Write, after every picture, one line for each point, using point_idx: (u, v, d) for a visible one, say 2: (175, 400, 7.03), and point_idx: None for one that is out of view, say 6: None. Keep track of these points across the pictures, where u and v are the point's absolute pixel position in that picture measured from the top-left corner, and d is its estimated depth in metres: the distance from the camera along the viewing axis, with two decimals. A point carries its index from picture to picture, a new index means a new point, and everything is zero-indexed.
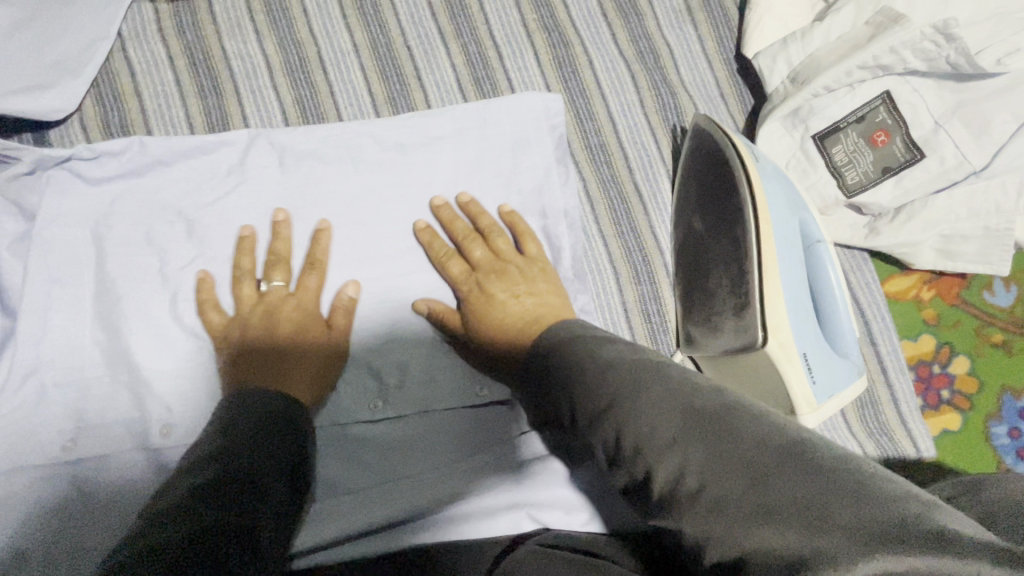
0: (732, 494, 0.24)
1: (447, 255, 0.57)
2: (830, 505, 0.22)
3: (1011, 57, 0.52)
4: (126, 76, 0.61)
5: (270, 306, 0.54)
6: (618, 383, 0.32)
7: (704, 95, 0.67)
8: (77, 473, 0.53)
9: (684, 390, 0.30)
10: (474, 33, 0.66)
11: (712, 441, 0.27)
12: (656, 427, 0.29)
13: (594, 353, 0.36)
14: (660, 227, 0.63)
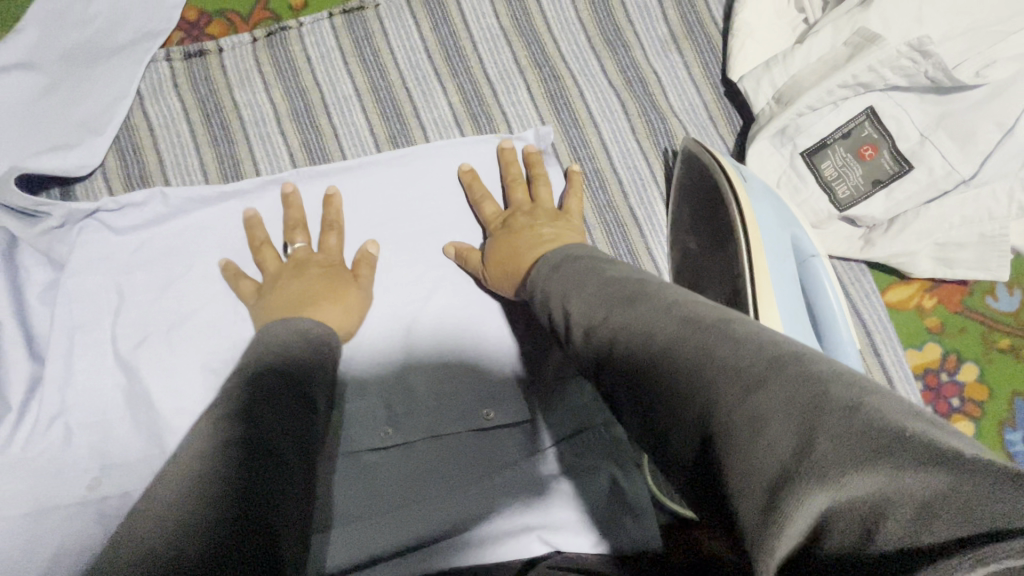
0: (729, 418, 0.25)
1: (482, 197, 0.61)
2: (824, 417, 0.22)
3: (989, 69, 0.53)
4: (145, 131, 0.66)
5: (305, 264, 0.57)
6: (623, 326, 0.34)
7: (694, 118, 0.69)
8: (103, 510, 0.55)
9: (683, 323, 0.31)
10: (469, 72, 0.70)
11: (713, 370, 0.27)
12: (660, 352, 0.30)
13: (600, 296, 0.38)
14: (657, 247, 0.65)
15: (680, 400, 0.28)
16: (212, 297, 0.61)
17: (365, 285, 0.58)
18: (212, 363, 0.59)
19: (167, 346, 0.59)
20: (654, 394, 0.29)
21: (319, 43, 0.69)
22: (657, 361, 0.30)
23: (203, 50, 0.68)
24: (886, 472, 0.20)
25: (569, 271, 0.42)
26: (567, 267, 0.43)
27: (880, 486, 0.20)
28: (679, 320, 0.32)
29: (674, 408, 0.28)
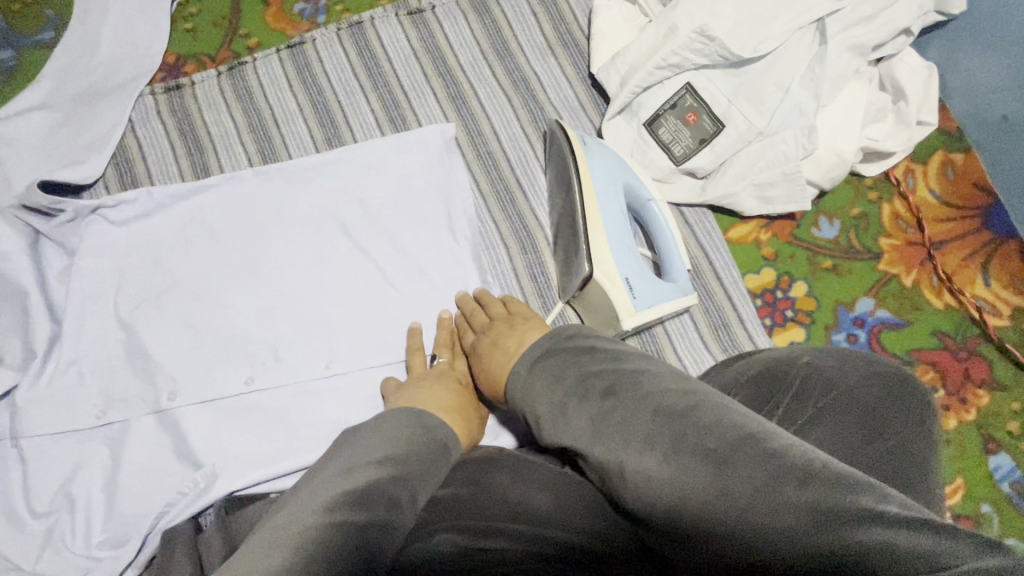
0: (728, 495, 0.38)
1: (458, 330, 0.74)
2: (787, 484, 0.36)
3: (764, 44, 0.69)
4: (136, 149, 0.84)
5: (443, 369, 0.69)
6: (615, 431, 0.46)
7: (567, 106, 0.86)
8: (111, 432, 0.72)
9: (664, 416, 0.44)
10: (387, 85, 0.88)
11: (699, 456, 0.40)
12: (658, 456, 0.42)
13: (585, 407, 0.49)
14: (540, 209, 0.82)
15: (682, 488, 0.40)
16: (190, 269, 0.78)
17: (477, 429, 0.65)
18: (191, 319, 0.76)
19: (156, 310, 0.76)
20: (659, 483, 0.41)
21: (269, 73, 0.88)
22: (658, 462, 0.42)
23: (180, 85, 0.87)
24: (836, 520, 0.33)
25: (545, 365, 0.55)
26: (549, 366, 0.54)
27: (837, 528, 0.33)
28: (661, 415, 0.44)
29: (673, 494, 0.40)
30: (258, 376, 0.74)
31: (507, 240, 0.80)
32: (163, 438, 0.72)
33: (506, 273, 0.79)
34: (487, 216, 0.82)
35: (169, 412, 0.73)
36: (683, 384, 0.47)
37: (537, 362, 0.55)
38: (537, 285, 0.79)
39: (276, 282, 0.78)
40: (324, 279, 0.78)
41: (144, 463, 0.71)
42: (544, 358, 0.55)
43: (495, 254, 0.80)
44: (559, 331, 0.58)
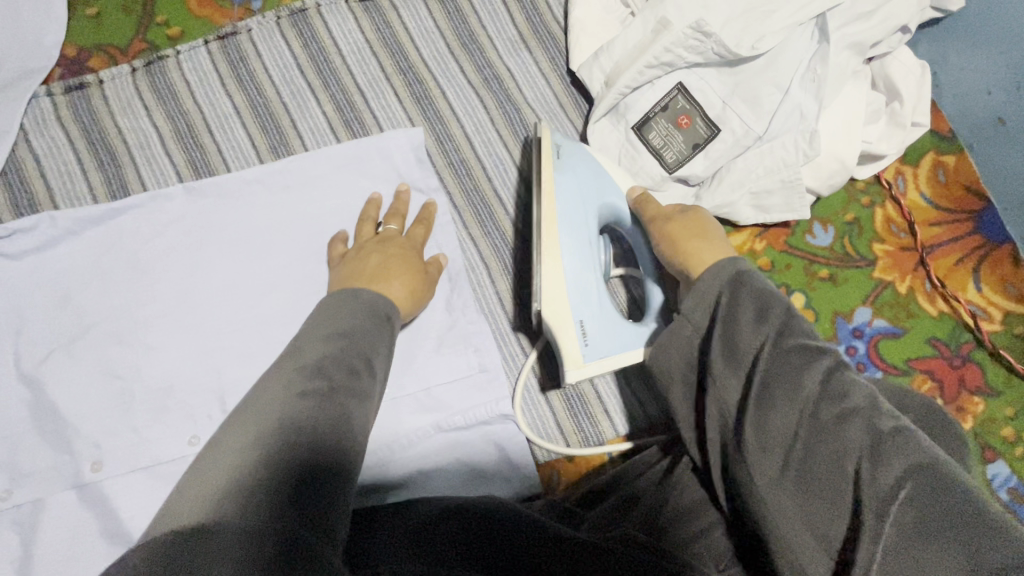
0: (873, 480, 0.34)
1: (385, 218, 0.67)
2: (941, 499, 0.32)
3: (761, 42, 0.64)
4: (31, 163, 0.70)
5: (387, 240, 0.63)
6: (780, 377, 0.40)
7: (545, 106, 0.78)
8: (18, 516, 0.59)
9: (847, 389, 0.38)
10: (340, 82, 0.76)
11: (861, 439, 0.35)
12: (820, 410, 0.37)
13: (774, 345, 0.41)
14: (520, 222, 0.73)
15: (805, 442, 0.37)
16: (110, 309, 0.65)
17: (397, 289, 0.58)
18: (115, 369, 0.63)
19: (67, 361, 0.63)
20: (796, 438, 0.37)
21: (196, 68, 0.75)
22: (817, 416, 0.37)
23: (84, 83, 0.73)
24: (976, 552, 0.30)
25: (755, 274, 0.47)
26: (745, 287, 0.46)
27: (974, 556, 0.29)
28: (834, 388, 0.38)
29: (804, 454, 0.37)
30: (205, 434, 0.63)
31: (487, 258, 0.72)
32: (86, 518, 0.60)
33: (489, 297, 0.71)
34: (464, 232, 0.72)
35: (95, 485, 0.61)
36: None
37: (740, 274, 0.47)
38: (523, 310, 0.71)
39: (218, 318, 0.66)
40: (277, 313, 0.67)
41: (63, 551, 0.59)
42: (746, 273, 0.47)
43: (476, 276, 0.71)
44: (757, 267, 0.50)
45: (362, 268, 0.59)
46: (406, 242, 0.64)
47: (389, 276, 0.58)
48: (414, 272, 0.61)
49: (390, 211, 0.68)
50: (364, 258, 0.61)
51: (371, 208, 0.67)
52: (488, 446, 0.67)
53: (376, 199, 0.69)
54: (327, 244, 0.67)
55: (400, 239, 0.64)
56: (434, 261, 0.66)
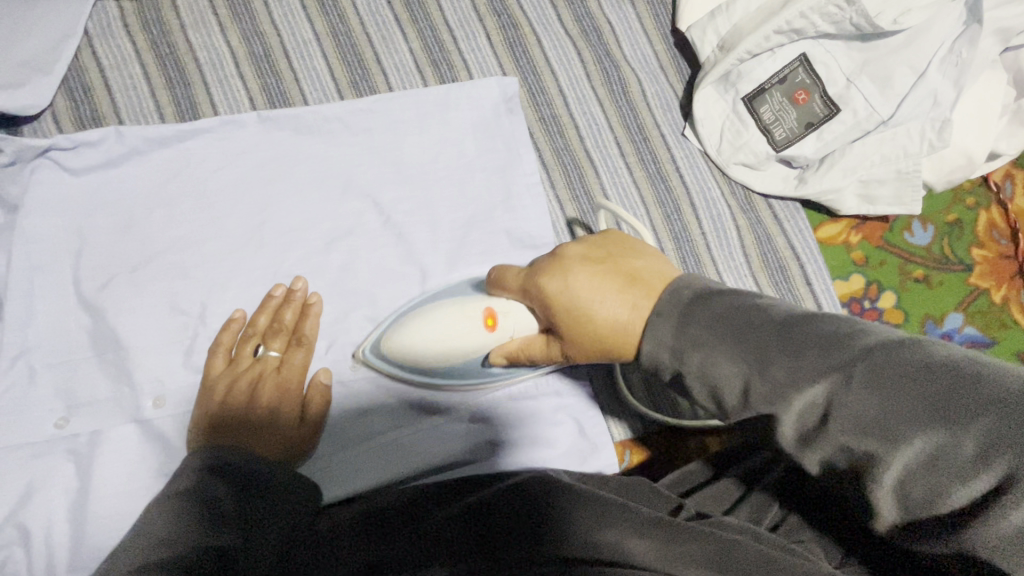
0: (980, 477, 0.27)
1: (268, 331, 0.59)
2: None
3: (905, 16, 0.60)
4: (95, 73, 0.64)
5: (261, 372, 0.58)
6: (836, 395, 0.31)
7: (646, 67, 0.72)
8: (73, 447, 0.56)
9: (876, 390, 0.30)
10: (428, 18, 0.71)
11: (940, 435, 0.28)
12: (885, 423, 0.29)
13: (801, 364, 0.32)
14: (609, 189, 0.69)
15: (907, 461, 0.29)
16: (175, 239, 0.61)
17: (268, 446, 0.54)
18: (181, 303, 0.60)
19: (130, 290, 0.59)
20: (887, 466, 0.29)
21: None
22: (885, 432, 0.29)
23: None
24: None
25: (697, 334, 0.36)
26: (699, 321, 0.37)
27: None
28: (891, 384, 0.30)
29: (909, 476, 0.29)
30: None
31: (573, 224, 0.68)
32: (142, 456, 0.57)
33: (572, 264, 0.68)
34: (551, 193, 0.68)
35: (153, 422, 0.58)
36: (886, 345, 0.31)
37: (683, 327, 0.37)
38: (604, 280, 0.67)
39: (289, 259, 0.63)
40: (352, 260, 0.64)
41: (116, 488, 0.56)
42: (695, 312, 0.37)
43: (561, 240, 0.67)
44: (700, 291, 0.39)
45: (230, 417, 0.54)
46: (287, 381, 0.58)
47: (266, 428, 0.55)
48: (291, 417, 0.56)
49: (274, 323, 0.59)
50: (233, 401, 0.55)
51: (224, 335, 0.58)
52: (562, 419, 0.64)
53: (271, 298, 0.60)
54: (208, 351, 0.59)
55: (274, 373, 0.58)
56: (316, 388, 0.58)
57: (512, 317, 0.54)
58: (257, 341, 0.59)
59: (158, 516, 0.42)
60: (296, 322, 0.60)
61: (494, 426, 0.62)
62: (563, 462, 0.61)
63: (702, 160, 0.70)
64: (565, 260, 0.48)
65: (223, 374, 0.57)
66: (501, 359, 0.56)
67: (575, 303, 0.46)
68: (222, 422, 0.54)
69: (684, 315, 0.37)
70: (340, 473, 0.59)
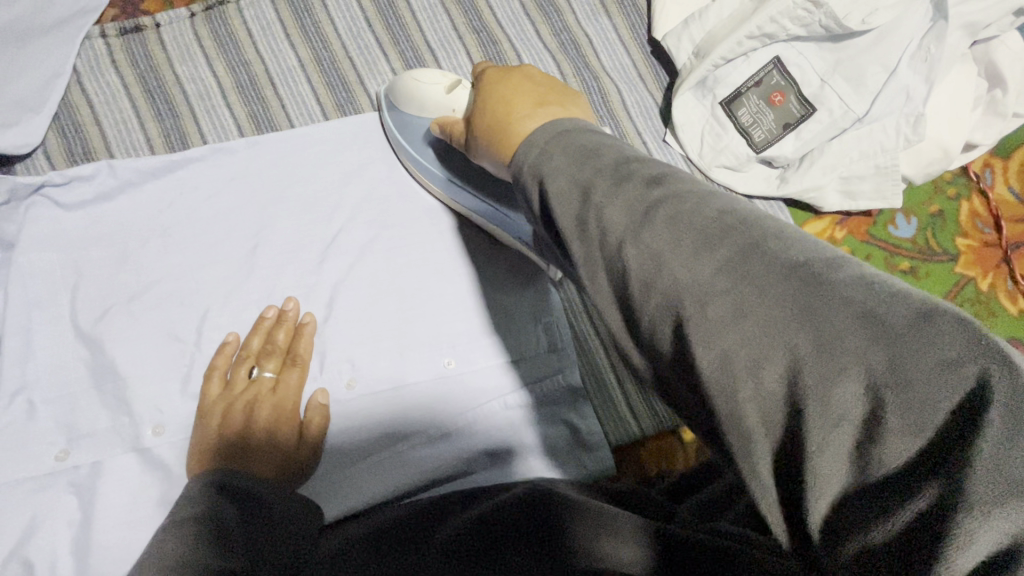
0: (716, 308, 0.28)
1: (261, 353, 0.60)
2: (816, 339, 0.25)
3: (873, 16, 0.61)
4: (85, 109, 0.66)
5: (256, 394, 0.58)
6: (675, 259, 0.30)
7: (624, 77, 0.74)
8: (74, 479, 0.56)
9: (667, 222, 0.31)
10: (410, 40, 0.72)
11: (695, 259, 0.30)
12: (663, 247, 0.31)
13: (678, 228, 0.31)
14: None
15: (670, 279, 0.30)
16: (169, 268, 0.62)
17: (269, 468, 0.54)
18: (177, 331, 0.61)
19: (126, 321, 0.60)
20: (731, 344, 0.27)
21: (258, 17, 0.71)
22: (659, 253, 0.31)
23: (140, 26, 0.69)
24: (818, 379, 0.25)
25: (567, 138, 0.38)
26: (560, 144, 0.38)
27: (813, 373, 0.25)
28: (761, 264, 0.28)
29: (741, 359, 0.27)
30: None
31: None
32: (143, 484, 0.57)
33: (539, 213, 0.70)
34: None
35: (153, 450, 0.58)
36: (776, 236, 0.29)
37: (555, 137, 0.39)
38: None
39: (283, 282, 0.64)
40: (346, 279, 0.65)
41: (117, 519, 0.56)
42: (569, 133, 0.39)
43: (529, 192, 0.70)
44: (579, 125, 0.40)
45: (227, 441, 0.55)
46: (282, 403, 0.58)
47: (264, 450, 0.55)
48: (288, 439, 0.57)
49: (268, 344, 0.60)
50: (230, 424, 0.56)
51: (218, 358, 0.59)
52: (559, 426, 0.64)
53: (264, 319, 0.61)
54: (203, 376, 0.59)
55: (269, 394, 0.58)
56: (314, 408, 0.59)
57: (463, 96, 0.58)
58: (250, 363, 0.60)
59: (166, 545, 0.42)
60: (289, 342, 0.61)
61: (490, 438, 0.62)
62: (562, 470, 0.62)
63: (685, 165, 0.71)
64: (514, 73, 0.52)
65: (218, 399, 0.58)
66: (438, 127, 0.59)
67: (492, 105, 0.49)
68: (219, 447, 0.55)
69: (556, 134, 0.39)
70: (341, 492, 0.59)
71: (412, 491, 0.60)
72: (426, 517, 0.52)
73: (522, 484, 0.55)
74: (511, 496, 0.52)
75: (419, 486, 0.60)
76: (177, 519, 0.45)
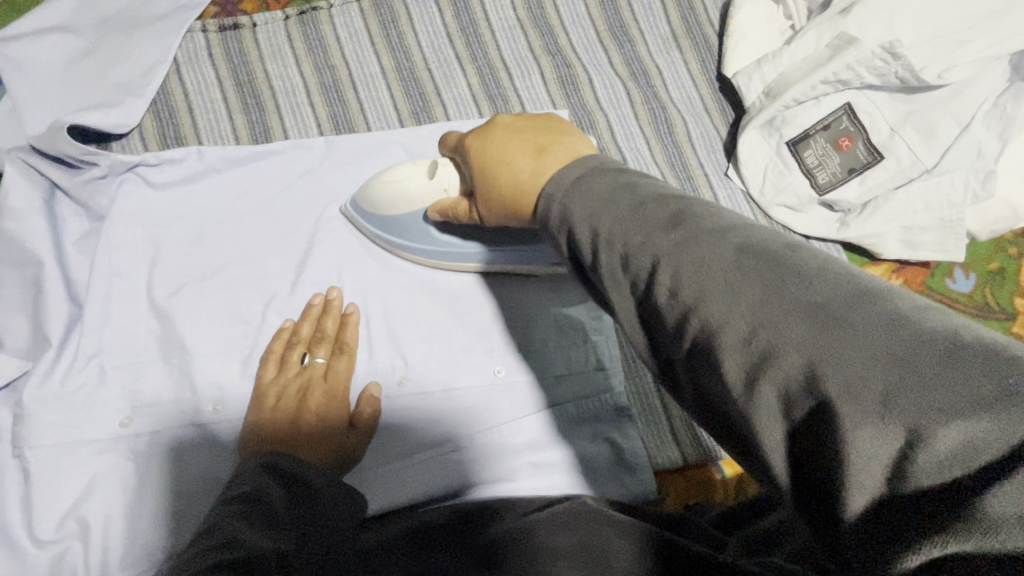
0: (698, 299, 0.28)
1: (312, 341, 0.61)
2: (794, 323, 0.24)
3: (949, 72, 0.62)
4: (180, 95, 0.70)
5: (308, 381, 0.59)
6: (604, 218, 0.34)
7: (691, 109, 0.76)
8: (133, 446, 0.58)
9: (599, 194, 0.35)
10: (487, 58, 0.75)
11: (622, 218, 0.33)
12: (594, 207, 0.35)
13: (656, 237, 0.31)
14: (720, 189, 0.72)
15: (591, 231, 0.34)
16: (242, 253, 0.65)
17: (319, 455, 0.56)
18: (244, 313, 0.63)
19: (196, 299, 0.63)
20: (731, 344, 0.26)
21: (347, 24, 0.75)
22: (591, 210, 0.35)
23: (238, 24, 0.73)
24: (799, 370, 0.24)
25: (585, 189, 0.36)
26: (582, 194, 0.36)
27: (793, 359, 0.24)
28: (777, 280, 0.26)
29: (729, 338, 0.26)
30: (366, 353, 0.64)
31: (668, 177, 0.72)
32: (195, 459, 0.59)
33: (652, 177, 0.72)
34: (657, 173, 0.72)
35: (210, 426, 0.60)
36: (795, 249, 0.27)
37: (580, 186, 0.36)
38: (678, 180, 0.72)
39: (347, 275, 0.66)
40: (405, 279, 0.67)
41: (170, 491, 0.57)
42: (590, 178, 0.36)
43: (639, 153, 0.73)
44: (605, 166, 0.38)
45: (282, 426, 0.56)
46: (333, 390, 0.59)
47: (316, 435, 0.56)
48: (339, 425, 0.58)
49: (317, 332, 0.62)
50: (283, 409, 0.58)
51: (275, 342, 0.61)
52: (601, 444, 0.64)
53: (312, 306, 0.62)
54: (261, 359, 0.61)
55: (320, 380, 0.60)
56: (365, 397, 0.60)
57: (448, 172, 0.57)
58: (303, 350, 0.61)
59: (219, 522, 0.43)
60: (337, 330, 0.62)
61: (536, 450, 0.63)
62: (602, 488, 0.62)
63: (745, 200, 0.72)
64: (493, 126, 0.49)
65: (272, 384, 0.59)
66: (435, 215, 0.59)
67: (490, 168, 0.47)
68: (273, 431, 0.56)
69: (572, 184, 0.37)
70: (385, 485, 0.60)
71: (454, 492, 0.61)
72: (467, 521, 0.53)
73: (568, 499, 0.55)
74: (558, 510, 0.52)
75: (462, 488, 0.61)
76: (225, 499, 0.46)
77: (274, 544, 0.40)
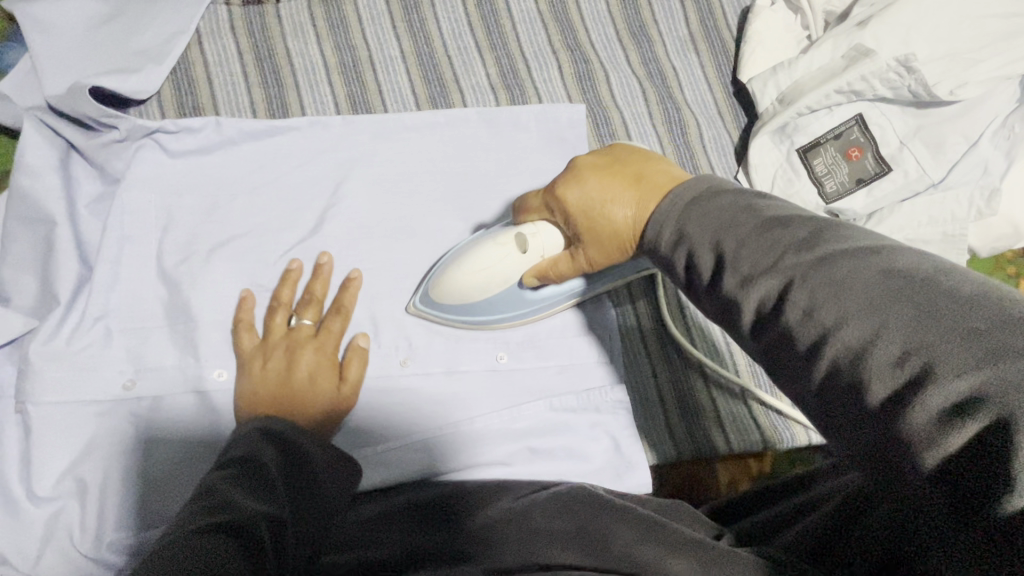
0: (790, 287, 0.32)
1: (295, 302, 0.61)
2: (879, 303, 0.28)
3: (961, 89, 0.64)
4: (200, 66, 0.70)
5: (292, 340, 0.58)
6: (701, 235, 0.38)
7: (705, 112, 0.77)
8: (134, 410, 0.59)
9: (698, 215, 0.39)
10: (507, 48, 0.76)
11: (717, 233, 0.37)
12: (692, 224, 0.39)
13: (748, 241, 0.35)
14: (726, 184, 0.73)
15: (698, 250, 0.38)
16: (254, 226, 0.65)
17: (310, 408, 0.54)
18: (252, 285, 0.63)
19: (206, 267, 0.63)
20: (825, 324, 0.30)
21: (369, 6, 0.75)
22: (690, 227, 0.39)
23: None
24: (883, 342, 0.27)
25: (694, 218, 0.39)
26: (689, 225, 0.39)
27: (877, 334, 0.28)
28: (860, 270, 0.30)
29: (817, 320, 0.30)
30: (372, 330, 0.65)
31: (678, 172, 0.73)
32: (196, 426, 0.59)
33: None
34: None
35: (213, 394, 0.60)
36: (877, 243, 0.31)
37: (681, 214, 0.40)
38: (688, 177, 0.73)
39: (356, 253, 0.66)
40: (414, 260, 0.68)
41: (169, 456, 0.58)
42: (694, 207, 0.40)
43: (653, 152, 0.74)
44: (706, 188, 0.41)
45: (268, 386, 0.55)
46: (321, 344, 0.58)
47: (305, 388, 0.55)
48: (329, 380, 0.57)
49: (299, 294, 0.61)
50: (267, 370, 0.56)
51: (244, 310, 0.60)
52: (598, 435, 0.65)
53: (289, 271, 0.62)
54: (234, 330, 0.61)
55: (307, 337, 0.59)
56: (354, 349, 0.60)
57: (541, 236, 0.55)
58: (285, 312, 0.60)
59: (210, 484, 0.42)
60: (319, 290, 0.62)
61: (534, 436, 0.64)
62: (597, 478, 0.63)
63: None
64: (582, 164, 0.52)
65: (254, 349, 0.59)
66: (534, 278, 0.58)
67: (588, 209, 0.50)
68: (260, 392, 0.55)
69: (678, 215, 0.40)
70: (381, 464, 0.60)
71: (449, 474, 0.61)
72: (459, 507, 0.53)
73: (563, 484, 0.55)
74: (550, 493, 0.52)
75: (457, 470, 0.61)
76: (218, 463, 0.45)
77: (266, 516, 0.39)
